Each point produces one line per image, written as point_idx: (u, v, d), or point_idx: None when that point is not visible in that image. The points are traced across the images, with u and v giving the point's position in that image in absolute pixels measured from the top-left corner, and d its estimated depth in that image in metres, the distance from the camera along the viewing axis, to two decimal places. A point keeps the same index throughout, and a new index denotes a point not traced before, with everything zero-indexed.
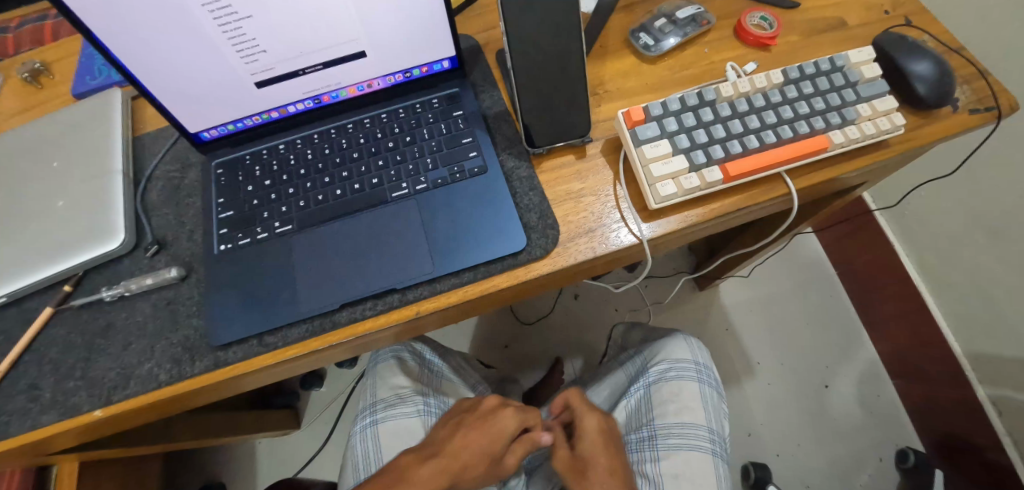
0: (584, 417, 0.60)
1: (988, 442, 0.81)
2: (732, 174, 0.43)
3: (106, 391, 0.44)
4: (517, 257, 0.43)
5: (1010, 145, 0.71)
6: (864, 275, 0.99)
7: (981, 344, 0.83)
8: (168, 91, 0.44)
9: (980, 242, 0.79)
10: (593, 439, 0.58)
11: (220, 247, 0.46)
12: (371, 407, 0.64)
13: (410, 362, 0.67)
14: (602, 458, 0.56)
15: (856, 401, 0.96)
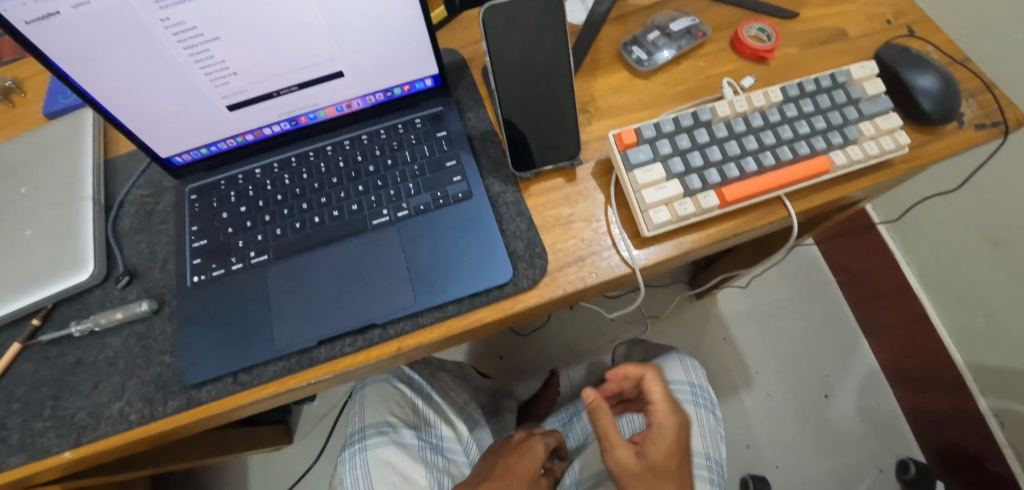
0: (660, 415, 0.53)
1: (990, 454, 0.79)
2: (728, 199, 0.41)
3: (73, 432, 0.42)
4: (502, 289, 0.41)
5: (1015, 154, 0.69)
6: (863, 283, 0.97)
7: (984, 354, 0.81)
8: (135, 116, 0.42)
9: (984, 253, 0.77)
10: (668, 445, 0.51)
11: (193, 279, 0.44)
12: (359, 434, 0.62)
13: (400, 386, 0.66)
14: (679, 477, 0.49)
15: (857, 411, 0.94)
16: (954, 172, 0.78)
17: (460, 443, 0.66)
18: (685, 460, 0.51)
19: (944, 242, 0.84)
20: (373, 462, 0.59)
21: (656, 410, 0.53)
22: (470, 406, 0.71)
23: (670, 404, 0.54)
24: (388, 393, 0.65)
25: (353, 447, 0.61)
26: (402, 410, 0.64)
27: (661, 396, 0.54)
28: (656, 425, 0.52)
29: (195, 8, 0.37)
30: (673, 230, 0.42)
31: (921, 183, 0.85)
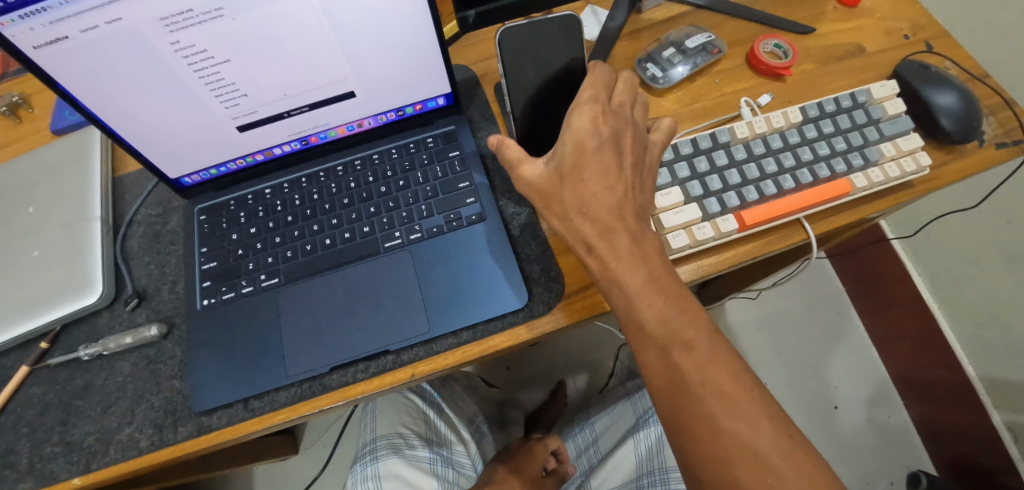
0: (578, 116, 0.35)
1: (1004, 467, 0.78)
2: (747, 222, 0.40)
3: (83, 458, 0.41)
4: (516, 314, 0.41)
5: None
6: (873, 291, 0.97)
7: (998, 367, 0.80)
8: (143, 138, 0.41)
9: (999, 266, 0.76)
10: (586, 140, 0.35)
11: (203, 303, 0.43)
12: (371, 445, 0.60)
13: (411, 399, 0.64)
14: (598, 161, 0.35)
15: (867, 421, 0.94)
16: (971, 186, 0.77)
17: (469, 457, 0.64)
18: (619, 138, 0.35)
19: (956, 254, 0.83)
20: (384, 474, 0.57)
21: (574, 112, 0.36)
22: (479, 418, 0.70)
23: (608, 99, 0.36)
24: (399, 404, 0.63)
25: (365, 459, 0.59)
26: (415, 419, 0.62)
27: (587, 93, 0.36)
28: (567, 124, 0.35)
29: (207, 32, 0.36)
30: (689, 255, 0.41)
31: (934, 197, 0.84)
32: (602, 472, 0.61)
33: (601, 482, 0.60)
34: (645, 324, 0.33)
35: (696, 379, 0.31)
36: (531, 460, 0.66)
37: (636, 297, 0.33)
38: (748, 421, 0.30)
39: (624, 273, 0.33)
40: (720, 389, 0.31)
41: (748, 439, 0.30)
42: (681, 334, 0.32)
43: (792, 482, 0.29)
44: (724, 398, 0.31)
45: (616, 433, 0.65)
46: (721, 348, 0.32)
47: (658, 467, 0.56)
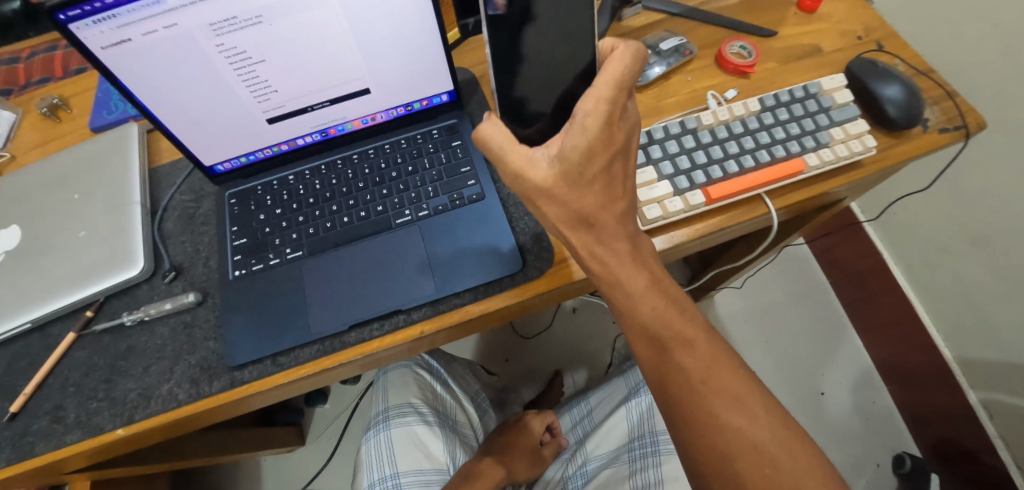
0: (596, 118, 0.35)
1: (985, 447, 0.84)
2: (713, 197, 0.46)
3: (128, 410, 0.46)
4: (513, 278, 0.46)
5: (982, 157, 0.74)
6: (855, 282, 1.04)
7: (973, 348, 0.85)
8: (185, 129, 0.47)
9: (967, 251, 0.82)
10: (597, 147, 0.36)
11: (235, 273, 0.49)
12: (382, 414, 0.64)
13: (423, 375, 0.68)
14: (604, 171, 0.37)
15: (852, 407, 1.00)
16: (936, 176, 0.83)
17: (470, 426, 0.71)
18: (625, 144, 0.38)
19: (926, 241, 0.89)
20: (394, 437, 0.62)
21: (593, 111, 0.35)
22: (480, 395, 0.75)
23: (625, 98, 0.36)
24: (409, 376, 0.67)
25: (378, 427, 0.63)
26: (423, 389, 0.66)
27: (609, 89, 0.35)
28: (585, 129, 0.35)
29: (247, 36, 0.42)
30: (662, 226, 0.47)
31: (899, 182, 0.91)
32: (596, 437, 0.66)
33: (596, 445, 0.66)
34: (649, 327, 0.39)
35: (698, 376, 0.38)
36: (531, 431, 0.73)
37: (639, 300, 0.39)
38: (746, 417, 0.37)
39: (627, 279, 0.39)
40: (718, 387, 0.38)
41: (746, 432, 0.37)
42: (683, 335, 0.39)
43: (785, 466, 0.36)
44: (725, 395, 0.38)
45: (610, 400, 0.70)
46: (717, 350, 0.39)
47: (649, 431, 0.61)
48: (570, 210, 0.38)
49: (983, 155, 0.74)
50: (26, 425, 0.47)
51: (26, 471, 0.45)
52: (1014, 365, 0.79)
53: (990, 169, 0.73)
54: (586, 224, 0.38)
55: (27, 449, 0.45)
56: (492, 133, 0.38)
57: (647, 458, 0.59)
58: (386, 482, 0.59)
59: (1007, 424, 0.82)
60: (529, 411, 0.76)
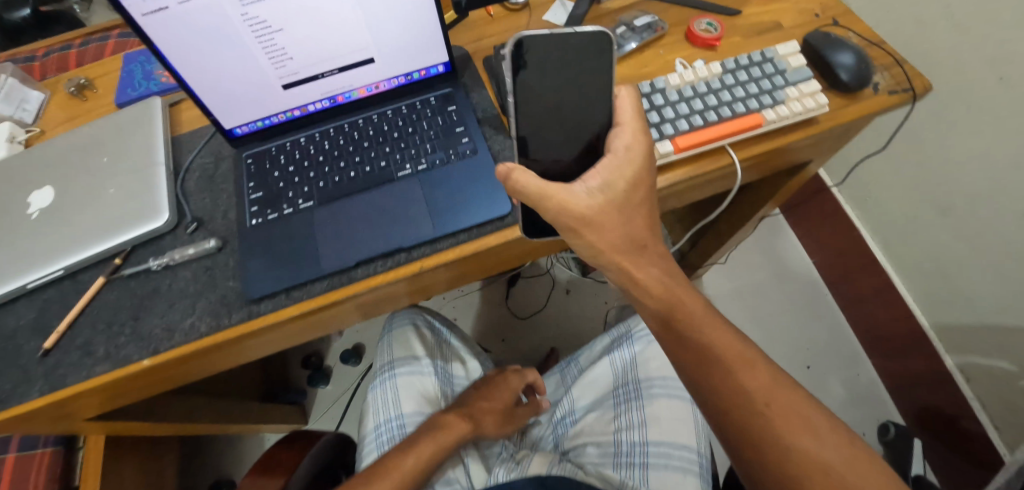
0: (634, 149, 0.46)
1: (965, 414, 0.89)
2: (681, 146, 0.52)
3: (154, 342, 0.50)
4: (504, 220, 0.52)
5: (943, 129, 0.81)
6: (837, 262, 1.10)
7: (946, 314, 0.91)
8: (209, 93, 0.53)
9: (935, 220, 0.87)
10: (632, 174, 0.46)
11: (252, 221, 0.54)
12: (387, 365, 0.69)
13: (424, 330, 0.72)
14: (641, 198, 0.46)
15: (838, 380, 1.06)
16: (904, 151, 0.89)
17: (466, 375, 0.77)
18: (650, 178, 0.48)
19: (899, 216, 0.95)
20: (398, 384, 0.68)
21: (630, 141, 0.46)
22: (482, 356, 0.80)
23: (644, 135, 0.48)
24: (409, 332, 0.71)
25: (383, 379, 0.69)
26: (423, 342, 0.71)
27: (632, 123, 0.47)
28: (626, 154, 0.46)
29: (268, 6, 0.48)
30: None
31: (865, 147, 0.98)
32: (581, 386, 0.72)
33: (580, 394, 0.72)
34: (712, 348, 0.45)
35: (762, 399, 0.43)
36: (506, 388, 0.73)
37: (703, 328, 0.46)
38: (814, 439, 0.41)
39: (686, 304, 0.46)
40: (781, 409, 0.42)
41: (814, 452, 0.41)
42: (734, 353, 0.45)
43: (854, 484, 0.40)
44: (790, 417, 0.42)
45: (594, 350, 0.75)
46: (777, 372, 0.44)
47: (632, 379, 0.68)
48: (610, 236, 0.45)
49: (944, 127, 0.80)
50: (59, 359, 0.51)
51: (61, 398, 0.49)
52: (984, 326, 0.85)
53: (948, 140, 0.80)
54: (638, 246, 0.46)
55: (59, 379, 0.50)
56: (530, 183, 0.44)
57: (632, 401, 0.67)
58: (391, 428, 0.66)
59: (982, 385, 0.87)
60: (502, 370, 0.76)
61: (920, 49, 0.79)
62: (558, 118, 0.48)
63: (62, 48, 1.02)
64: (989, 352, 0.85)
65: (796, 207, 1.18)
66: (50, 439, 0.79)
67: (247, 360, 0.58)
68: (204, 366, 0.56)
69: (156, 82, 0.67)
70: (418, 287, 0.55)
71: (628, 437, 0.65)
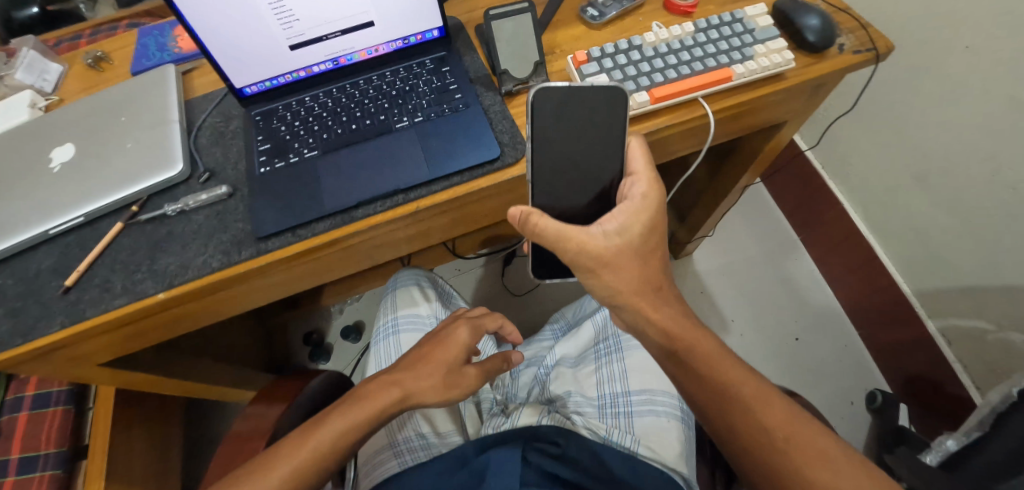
0: (647, 195, 0.51)
1: (948, 379, 0.93)
2: (657, 96, 0.56)
3: (169, 278, 0.54)
4: (494, 163, 0.56)
5: (920, 99, 0.85)
6: (824, 238, 1.14)
7: (927, 280, 0.95)
8: (222, 52, 0.57)
9: (912, 189, 0.92)
10: (647, 217, 0.50)
11: (261, 169, 0.58)
12: (392, 323, 0.72)
13: (428, 289, 0.75)
14: (653, 242, 0.51)
15: (826, 351, 1.10)
16: (883, 124, 0.94)
17: None
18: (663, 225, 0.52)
19: (878, 188, 1.00)
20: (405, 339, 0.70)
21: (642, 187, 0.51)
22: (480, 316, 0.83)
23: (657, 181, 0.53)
24: (414, 292, 0.74)
25: (385, 333, 0.71)
26: (427, 294, 0.74)
27: (645, 170, 0.52)
28: (641, 203, 0.51)
29: None
30: None
31: (845, 124, 1.02)
32: (565, 342, 0.75)
33: (565, 349, 0.74)
34: (730, 387, 0.48)
35: (779, 435, 0.45)
36: (457, 341, 0.61)
37: (719, 368, 0.49)
38: (831, 470, 0.43)
39: (699, 343, 0.50)
40: (799, 441, 0.45)
41: (832, 483, 0.43)
42: (751, 392, 0.48)
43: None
44: (807, 448, 0.45)
45: (582, 311, 0.80)
46: (793, 409, 0.47)
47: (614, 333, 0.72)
48: (623, 275, 0.50)
49: (920, 98, 0.85)
50: (80, 296, 0.55)
51: (84, 329, 0.53)
52: (963, 289, 0.89)
53: (925, 109, 0.85)
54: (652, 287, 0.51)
55: (82, 313, 0.54)
56: (547, 226, 0.49)
57: (612, 354, 0.70)
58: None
59: (962, 348, 0.91)
60: (453, 322, 0.65)
61: (899, 20, 0.84)
62: (572, 157, 0.53)
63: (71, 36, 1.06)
64: (968, 314, 0.89)
65: (783, 187, 1.23)
66: (62, 399, 0.81)
67: (257, 303, 0.63)
68: (213, 305, 0.60)
69: (169, 52, 0.71)
70: (415, 230, 0.59)
71: (610, 389, 0.68)
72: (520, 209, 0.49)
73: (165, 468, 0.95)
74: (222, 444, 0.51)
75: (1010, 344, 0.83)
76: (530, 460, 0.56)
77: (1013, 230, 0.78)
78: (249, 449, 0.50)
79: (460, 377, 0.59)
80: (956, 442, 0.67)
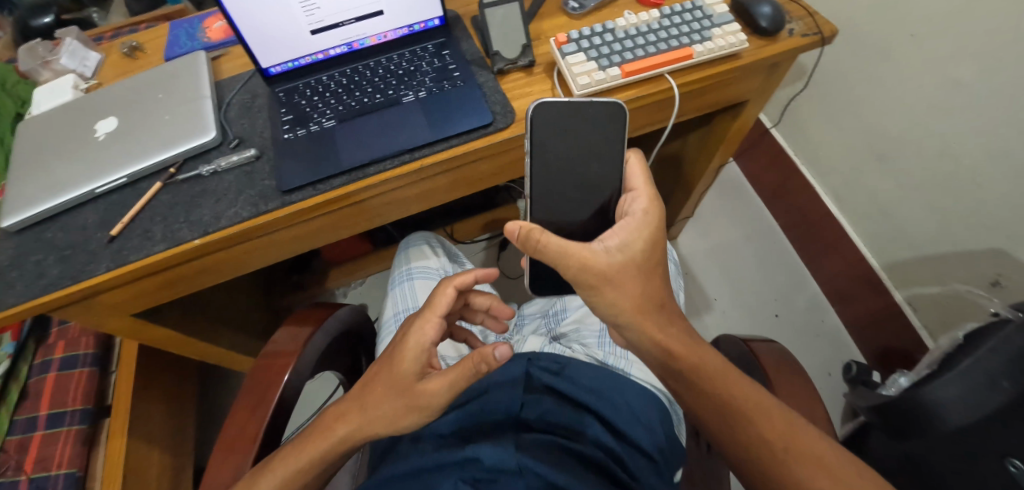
0: (648, 213, 0.55)
1: (917, 346, 1.01)
2: (627, 71, 0.66)
3: (205, 227, 0.63)
4: (488, 128, 0.66)
5: (876, 87, 0.96)
6: (799, 221, 1.24)
7: (893, 254, 1.04)
8: (252, 35, 0.65)
9: (874, 169, 1.02)
10: (649, 234, 0.55)
11: (285, 136, 0.67)
12: (406, 273, 0.82)
13: (435, 247, 0.86)
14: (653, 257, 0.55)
15: (803, 325, 1.18)
16: (846, 112, 1.04)
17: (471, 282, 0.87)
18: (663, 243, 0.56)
19: (844, 170, 1.09)
20: (418, 285, 0.80)
21: (643, 203, 0.56)
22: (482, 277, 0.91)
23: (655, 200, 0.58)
24: (423, 247, 0.85)
25: (402, 279, 0.82)
26: (436, 251, 0.85)
27: (643, 186, 0.58)
28: (643, 219, 0.55)
29: None
30: (592, 92, 0.67)
31: (812, 114, 1.13)
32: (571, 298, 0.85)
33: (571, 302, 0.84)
34: (732, 402, 0.52)
35: (780, 447, 0.49)
36: (402, 359, 0.55)
37: (722, 386, 0.53)
38: (827, 477, 0.47)
39: (700, 362, 0.54)
40: (797, 449, 0.49)
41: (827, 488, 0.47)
42: (752, 402, 0.52)
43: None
44: (805, 454, 0.49)
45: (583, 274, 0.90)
46: (792, 419, 0.51)
47: None
48: (627, 291, 0.53)
49: (877, 86, 0.95)
50: (125, 244, 0.63)
51: (130, 271, 0.61)
52: (923, 259, 0.98)
53: (881, 95, 0.95)
54: (656, 307, 0.54)
55: (127, 258, 0.62)
56: (549, 243, 0.52)
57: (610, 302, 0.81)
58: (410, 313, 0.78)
59: (927, 314, 1.00)
60: (402, 329, 0.58)
61: (854, 17, 0.95)
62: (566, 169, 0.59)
63: (93, 39, 1.12)
64: (929, 282, 0.97)
65: (760, 177, 1.33)
66: (88, 361, 0.87)
67: (281, 254, 0.73)
68: (243, 254, 0.69)
69: (199, 42, 0.80)
70: (419, 185, 0.69)
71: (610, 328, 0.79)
72: (525, 227, 0.52)
73: (180, 437, 1.00)
74: (256, 363, 0.60)
75: (967, 304, 0.91)
76: (533, 375, 0.69)
77: (960, 198, 0.87)
78: (280, 364, 0.59)
79: (415, 397, 0.54)
80: (908, 378, 0.76)
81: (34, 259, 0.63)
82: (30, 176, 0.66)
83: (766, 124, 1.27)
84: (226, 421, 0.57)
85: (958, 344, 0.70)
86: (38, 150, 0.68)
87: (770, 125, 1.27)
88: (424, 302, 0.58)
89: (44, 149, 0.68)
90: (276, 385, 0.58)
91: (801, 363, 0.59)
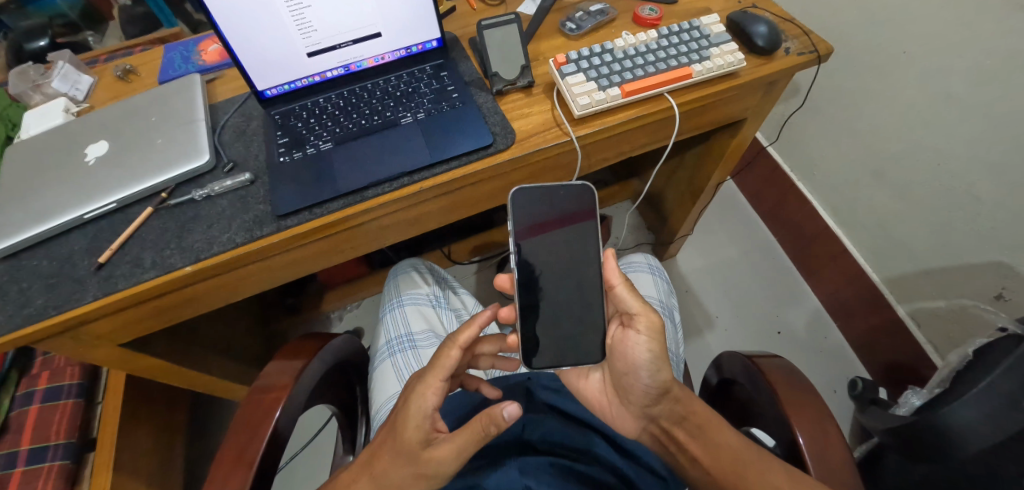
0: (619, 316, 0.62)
1: (924, 362, 0.99)
2: (627, 90, 0.66)
3: (196, 253, 0.61)
4: (487, 149, 0.65)
5: (871, 103, 0.96)
6: (799, 237, 1.23)
7: (893, 269, 1.03)
8: (248, 58, 0.64)
9: (872, 184, 1.02)
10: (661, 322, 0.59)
11: (280, 159, 0.66)
12: (397, 300, 0.80)
13: (424, 271, 0.84)
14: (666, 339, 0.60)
15: (807, 341, 1.16)
16: (842, 128, 1.04)
17: (463, 306, 0.85)
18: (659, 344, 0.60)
19: (842, 186, 1.09)
20: (410, 311, 0.79)
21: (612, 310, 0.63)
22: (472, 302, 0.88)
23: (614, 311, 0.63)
24: (411, 273, 0.83)
25: (393, 307, 0.80)
26: (425, 276, 0.83)
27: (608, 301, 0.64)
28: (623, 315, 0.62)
29: None
30: (593, 112, 0.66)
31: (808, 130, 1.13)
32: None
33: None
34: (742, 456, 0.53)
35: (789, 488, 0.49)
36: (404, 427, 0.53)
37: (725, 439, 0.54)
38: None
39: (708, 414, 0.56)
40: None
41: None
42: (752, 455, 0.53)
43: None
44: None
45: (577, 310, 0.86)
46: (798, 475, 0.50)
47: None
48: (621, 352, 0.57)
49: (870, 103, 0.96)
50: (113, 271, 0.61)
51: (118, 300, 0.59)
52: (925, 273, 0.97)
53: (876, 112, 0.96)
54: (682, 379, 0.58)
55: (115, 285, 0.59)
56: (627, 287, 0.54)
57: None
58: (403, 342, 0.76)
59: (931, 329, 0.98)
60: (408, 390, 0.56)
61: (848, 35, 0.96)
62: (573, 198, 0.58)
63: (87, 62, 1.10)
64: (932, 296, 0.97)
65: (757, 193, 1.33)
66: (73, 392, 0.84)
67: (275, 280, 0.71)
68: (237, 281, 0.67)
69: (194, 65, 0.80)
70: (417, 207, 0.68)
71: None
72: (617, 267, 0.55)
73: (168, 469, 0.96)
74: (249, 394, 0.58)
75: (972, 317, 0.90)
76: (536, 395, 0.67)
77: (959, 212, 0.87)
78: (273, 398, 0.57)
79: (423, 456, 0.52)
80: (920, 398, 0.75)
81: (18, 288, 0.60)
82: (16, 201, 0.64)
83: (762, 141, 1.28)
84: (225, 445, 0.54)
85: (969, 361, 0.69)
86: (25, 175, 0.66)
87: (766, 142, 1.27)
88: (426, 364, 0.56)
89: (33, 174, 0.66)
90: (269, 420, 0.55)
91: (810, 381, 0.56)
